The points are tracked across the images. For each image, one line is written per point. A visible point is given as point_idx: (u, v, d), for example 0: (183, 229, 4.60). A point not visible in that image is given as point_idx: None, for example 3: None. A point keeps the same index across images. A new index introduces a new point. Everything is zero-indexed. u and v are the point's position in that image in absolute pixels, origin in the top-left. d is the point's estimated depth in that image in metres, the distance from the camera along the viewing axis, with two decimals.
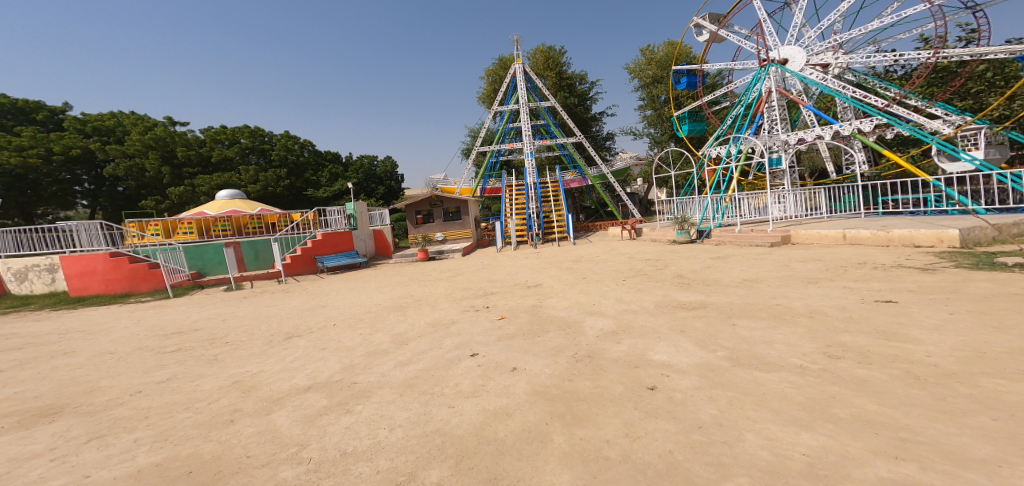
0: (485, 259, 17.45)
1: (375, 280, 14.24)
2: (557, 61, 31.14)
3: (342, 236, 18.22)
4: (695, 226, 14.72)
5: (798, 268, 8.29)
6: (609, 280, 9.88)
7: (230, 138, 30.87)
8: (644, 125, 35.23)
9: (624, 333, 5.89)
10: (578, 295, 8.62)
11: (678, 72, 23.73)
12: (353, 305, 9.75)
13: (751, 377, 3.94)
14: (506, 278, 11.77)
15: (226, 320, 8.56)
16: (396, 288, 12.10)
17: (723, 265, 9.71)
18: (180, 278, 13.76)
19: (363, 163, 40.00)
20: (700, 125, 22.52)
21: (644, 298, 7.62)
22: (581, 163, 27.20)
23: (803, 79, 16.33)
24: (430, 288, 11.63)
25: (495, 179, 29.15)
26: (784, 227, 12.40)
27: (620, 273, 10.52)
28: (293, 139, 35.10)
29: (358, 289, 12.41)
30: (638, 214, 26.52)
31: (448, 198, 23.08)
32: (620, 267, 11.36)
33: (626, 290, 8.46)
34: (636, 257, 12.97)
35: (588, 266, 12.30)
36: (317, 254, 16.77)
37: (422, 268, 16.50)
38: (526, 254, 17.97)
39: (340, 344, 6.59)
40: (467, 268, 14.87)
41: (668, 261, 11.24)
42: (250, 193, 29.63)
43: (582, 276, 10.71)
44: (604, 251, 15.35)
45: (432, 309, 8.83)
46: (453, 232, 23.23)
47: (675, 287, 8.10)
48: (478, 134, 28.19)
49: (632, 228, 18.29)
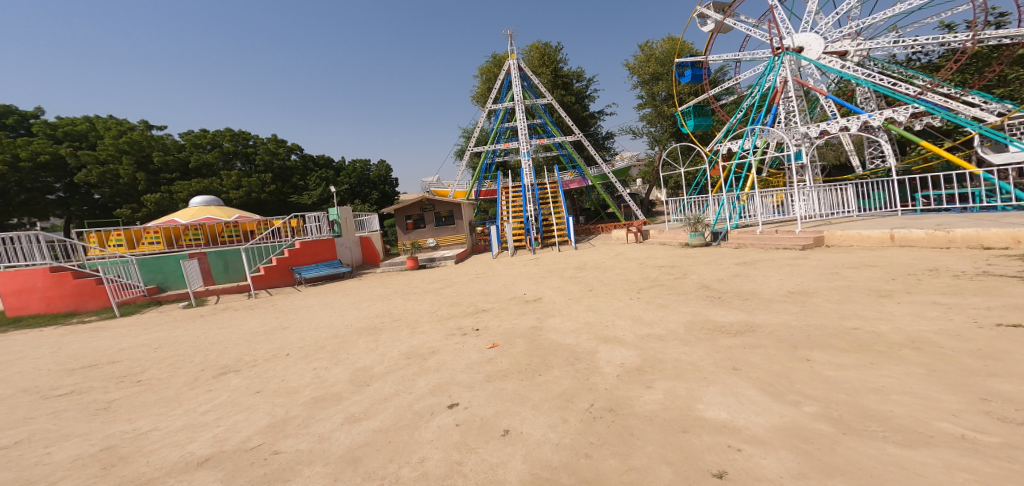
0: (479, 267, 15.96)
1: (356, 293, 12.73)
2: (553, 59, 29.95)
3: (324, 244, 16.64)
4: (710, 228, 13.30)
5: (854, 276, 6.84)
6: (621, 292, 8.41)
7: (212, 142, 29.44)
8: (644, 124, 33.88)
9: (654, 371, 4.42)
10: (587, 314, 7.14)
11: (682, 65, 22.35)
12: (318, 326, 8.24)
13: (885, 459, 2.47)
14: (501, 290, 10.28)
15: (159, 349, 7.06)
16: (375, 303, 10.61)
17: (755, 274, 8.23)
18: (132, 295, 12.21)
19: (355, 167, 38.64)
20: (706, 120, 21.12)
21: (670, 317, 6.16)
22: (581, 163, 25.82)
23: (821, 67, 14.85)
24: (414, 303, 10.14)
25: (490, 181, 27.77)
26: (815, 226, 10.93)
27: (633, 284, 9.05)
28: (280, 143, 33.64)
29: (333, 304, 10.89)
30: (643, 215, 25.03)
31: (440, 201, 21.58)
32: (632, 276, 9.89)
33: (646, 307, 6.97)
34: (648, 262, 11.52)
35: (594, 275, 10.81)
36: (294, 264, 15.21)
37: (410, 278, 15.01)
38: (524, 260, 16.52)
39: (283, 385, 5.10)
40: (458, 279, 13.39)
41: (686, 268, 9.81)
42: (232, 199, 28.12)
43: (589, 288, 9.23)
44: (609, 257, 13.89)
45: (409, 333, 7.34)
46: (445, 237, 21.72)
47: (705, 302, 6.64)
48: (472, 134, 26.78)
49: (638, 231, 16.83)
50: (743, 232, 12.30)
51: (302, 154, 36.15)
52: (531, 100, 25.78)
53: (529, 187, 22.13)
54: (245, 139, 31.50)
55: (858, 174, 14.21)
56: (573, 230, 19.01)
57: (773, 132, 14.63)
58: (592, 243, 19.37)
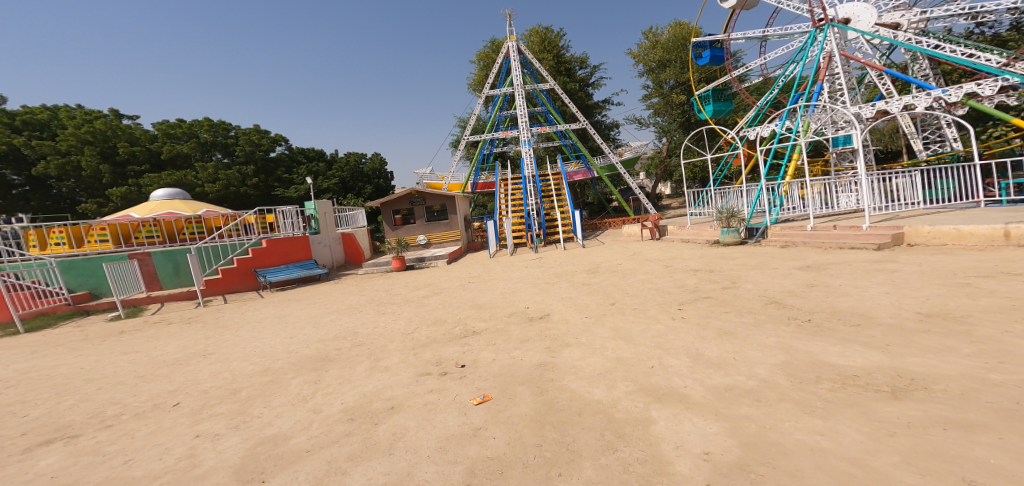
0: (473, 269, 13.89)
1: (323, 300, 10.61)
2: (555, 43, 27.84)
3: (297, 242, 14.35)
4: (745, 224, 11.19)
5: (1004, 289, 4.74)
6: (655, 309, 6.32)
7: (187, 132, 27.30)
8: (651, 114, 31.76)
9: (781, 479, 2.34)
10: (618, 347, 5.06)
11: (699, 45, 20.13)
12: (249, 352, 6.16)
13: None
14: (497, 302, 8.22)
15: (9, 391, 5.03)
16: (341, 317, 8.52)
17: (836, 281, 6.16)
18: (53, 304, 10.19)
19: (348, 160, 36.61)
20: (727, 105, 18.97)
21: (751, 355, 4.08)
22: (586, 153, 23.75)
23: (875, 37, 12.64)
24: (387, 319, 8.05)
25: (487, 173, 25.61)
26: (885, 221, 8.84)
27: (668, 296, 6.95)
28: (263, 133, 31.44)
29: (289, 316, 8.80)
30: (654, 209, 22.94)
31: (432, 194, 19.41)
32: (663, 284, 7.81)
33: (702, 335, 4.90)
34: (675, 265, 9.48)
35: (612, 283, 8.74)
36: (259, 265, 12.99)
37: (392, 282, 12.88)
38: (525, 261, 14.42)
39: (124, 479, 3.06)
40: (447, 284, 11.30)
41: (732, 273, 7.73)
42: (208, 193, 25.64)
43: (610, 303, 7.13)
44: (626, 257, 11.82)
45: (368, 369, 5.26)
46: (437, 234, 19.57)
47: (791, 327, 4.59)
48: (467, 122, 24.61)
49: (653, 227, 14.74)
50: (790, 229, 10.20)
51: (288, 146, 33.96)
52: (532, 85, 23.65)
53: (529, 179, 20.03)
54: (224, 129, 29.28)
55: (918, 160, 12.19)
56: (580, 226, 16.89)
57: (816, 112, 12.54)
58: (601, 240, 17.29)
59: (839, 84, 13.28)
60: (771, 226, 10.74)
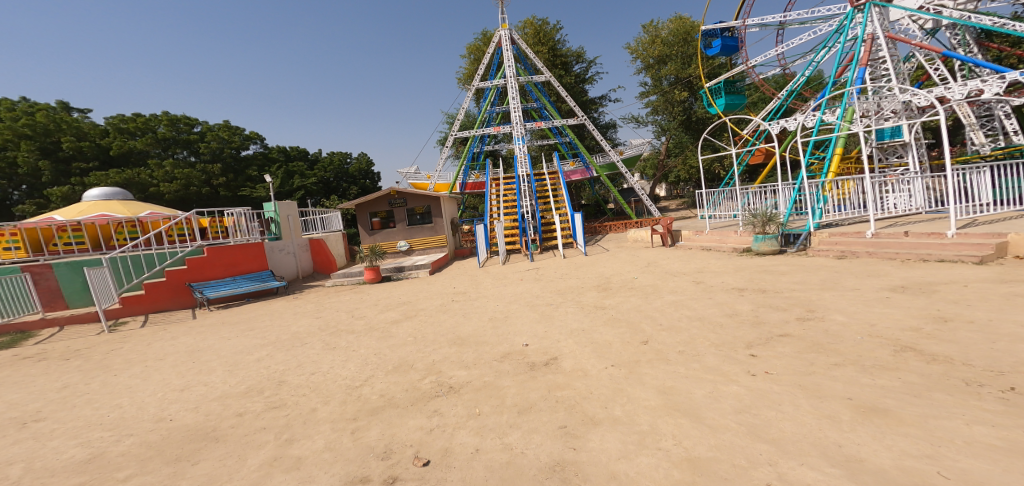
0: (460, 281, 11.84)
1: (266, 323, 8.43)
2: (550, 36, 26.20)
3: (249, 250, 11.91)
4: (783, 229, 9.28)
5: None
6: (713, 353, 4.35)
7: (143, 127, 24.84)
8: (649, 113, 30.40)
9: None
10: (681, 431, 3.08)
11: (709, 34, 18.46)
12: (96, 424, 4.02)
13: None
14: (485, 337, 6.14)
15: None
16: (272, 352, 6.37)
17: (977, 312, 4.28)
18: None
19: (333, 159, 34.76)
20: (740, 99, 17.49)
21: (975, 472, 2.13)
22: (584, 151, 21.98)
23: (925, 15, 10.96)
24: (333, 359, 5.92)
25: (477, 172, 23.65)
26: (970, 228, 7.02)
27: (723, 329, 5.00)
28: (233, 129, 29.05)
29: (206, 349, 6.64)
30: (658, 212, 21.17)
31: (414, 194, 17.12)
32: (704, 310, 5.85)
33: (826, 411, 2.93)
34: (707, 281, 7.57)
35: (632, 307, 6.78)
36: (196, 278, 10.64)
37: (360, 298, 10.74)
38: (520, 271, 12.40)
39: None
40: (424, 304, 9.21)
41: (799, 294, 5.81)
42: (163, 193, 22.98)
43: (640, 341, 5.15)
44: (640, 269, 9.89)
45: (266, 467, 3.17)
46: (420, 239, 17.26)
47: (993, 404, 2.67)
48: (455, 118, 22.57)
49: (665, 232, 12.85)
50: (843, 236, 8.26)
51: (262, 144, 31.61)
52: (526, 77, 21.72)
53: (525, 178, 18.32)
54: (186, 124, 26.90)
55: (982, 155, 10.38)
56: (581, 231, 14.94)
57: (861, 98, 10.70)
58: (604, 247, 15.40)
59: (882, 71, 11.51)
60: (815, 232, 8.84)
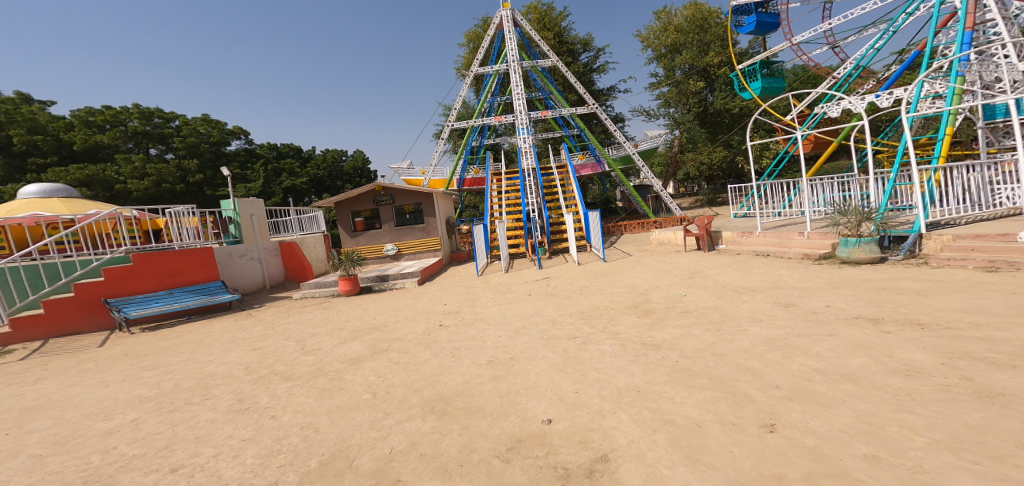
0: (454, 294, 9.60)
1: (182, 354, 6.20)
2: (555, 21, 24.07)
3: (195, 256, 9.59)
4: (882, 231, 6.93)
5: None
6: (962, 472, 2.14)
7: (112, 119, 22.71)
8: (660, 106, 28.20)
9: None
10: None
11: (741, 9, 16.20)
12: None
13: None
14: (484, 409, 3.86)
15: None
16: (148, 413, 4.13)
17: None
18: None
19: (327, 157, 32.87)
20: (779, 82, 15.25)
21: None
22: (595, 143, 19.81)
23: None
24: (234, 432, 3.68)
25: (476, 167, 21.39)
26: None
27: (918, 404, 2.76)
28: (212, 123, 26.90)
29: (56, 407, 4.41)
30: (679, 210, 18.87)
31: (403, 189, 14.83)
32: (840, 358, 3.59)
33: None
34: (800, 302, 5.32)
35: (703, 346, 4.53)
36: (115, 292, 8.40)
37: (325, 317, 8.49)
38: (527, 281, 10.13)
39: None
40: (401, 329, 6.96)
41: (1001, 335, 3.56)
42: (131, 191, 20.43)
43: (759, 424, 2.90)
44: (685, 283, 7.61)
45: None
46: (411, 242, 14.92)
47: None
48: (451, 107, 20.33)
49: (705, 233, 10.37)
50: (978, 239, 6.00)
51: (248, 140, 29.56)
52: (530, 61, 19.37)
53: (530, 172, 16.16)
54: (160, 118, 24.72)
55: None
56: (597, 233, 12.64)
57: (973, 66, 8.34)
58: (625, 250, 13.13)
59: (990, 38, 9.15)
60: (928, 234, 6.56)
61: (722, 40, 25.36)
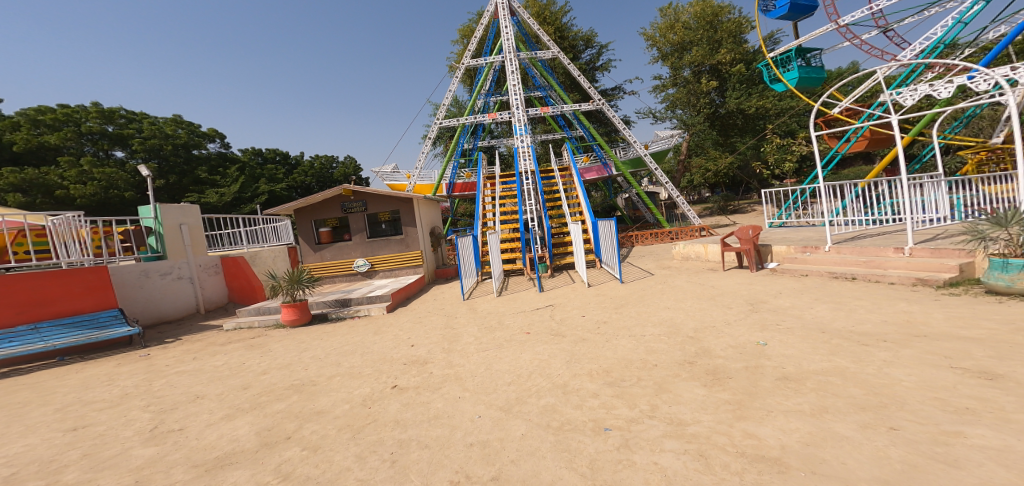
0: (427, 328, 7.19)
1: None
2: (554, 15, 22.11)
3: (81, 277, 7.14)
4: None
5: None
6: None
7: (64, 119, 20.47)
8: (667, 108, 26.12)
9: None
10: None
11: None
12: None
13: None
14: None
15: None
16: None
17: None
18: None
19: (312, 163, 30.83)
20: (819, 73, 13.16)
21: None
22: (602, 143, 17.43)
23: None
24: None
25: (467, 171, 19.13)
26: None
27: None
28: (184, 124, 24.83)
29: None
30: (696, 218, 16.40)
31: (376, 194, 12.49)
32: None
33: None
34: (1011, 370, 3.03)
35: (890, 473, 2.20)
36: None
37: (243, 360, 6.08)
38: (524, 308, 7.77)
39: None
40: (333, 393, 4.57)
41: None
42: (73, 198, 18.05)
43: None
44: (753, 320, 5.26)
45: None
46: (386, 256, 12.56)
47: None
48: (438, 104, 18.12)
49: (752, 252, 7.96)
50: None
51: (224, 144, 27.41)
52: (528, 53, 17.15)
53: (527, 175, 13.89)
54: (124, 118, 22.53)
55: None
56: (610, 248, 10.29)
57: None
58: (644, 267, 10.81)
59: None
60: None
61: (735, 37, 23.40)
